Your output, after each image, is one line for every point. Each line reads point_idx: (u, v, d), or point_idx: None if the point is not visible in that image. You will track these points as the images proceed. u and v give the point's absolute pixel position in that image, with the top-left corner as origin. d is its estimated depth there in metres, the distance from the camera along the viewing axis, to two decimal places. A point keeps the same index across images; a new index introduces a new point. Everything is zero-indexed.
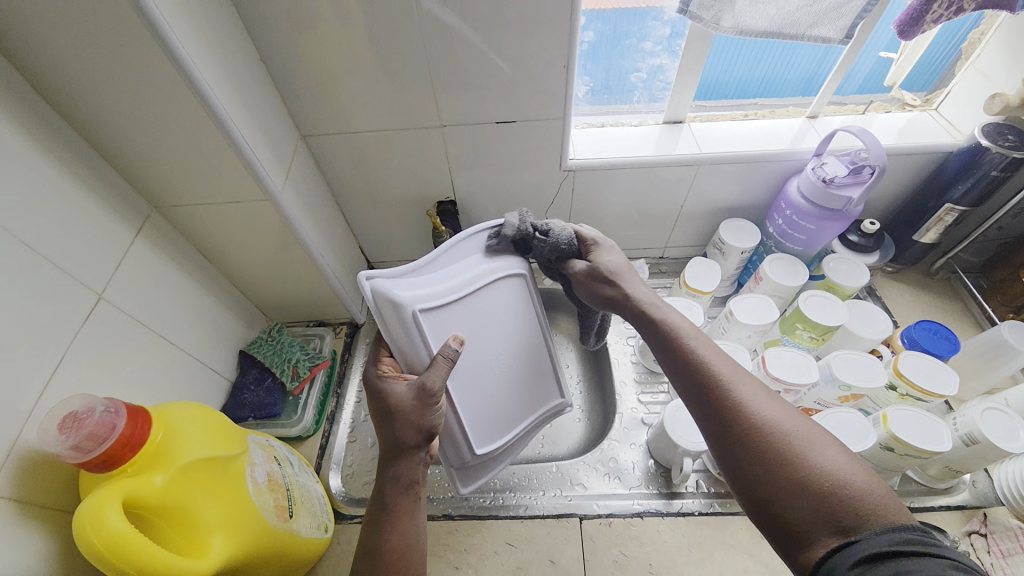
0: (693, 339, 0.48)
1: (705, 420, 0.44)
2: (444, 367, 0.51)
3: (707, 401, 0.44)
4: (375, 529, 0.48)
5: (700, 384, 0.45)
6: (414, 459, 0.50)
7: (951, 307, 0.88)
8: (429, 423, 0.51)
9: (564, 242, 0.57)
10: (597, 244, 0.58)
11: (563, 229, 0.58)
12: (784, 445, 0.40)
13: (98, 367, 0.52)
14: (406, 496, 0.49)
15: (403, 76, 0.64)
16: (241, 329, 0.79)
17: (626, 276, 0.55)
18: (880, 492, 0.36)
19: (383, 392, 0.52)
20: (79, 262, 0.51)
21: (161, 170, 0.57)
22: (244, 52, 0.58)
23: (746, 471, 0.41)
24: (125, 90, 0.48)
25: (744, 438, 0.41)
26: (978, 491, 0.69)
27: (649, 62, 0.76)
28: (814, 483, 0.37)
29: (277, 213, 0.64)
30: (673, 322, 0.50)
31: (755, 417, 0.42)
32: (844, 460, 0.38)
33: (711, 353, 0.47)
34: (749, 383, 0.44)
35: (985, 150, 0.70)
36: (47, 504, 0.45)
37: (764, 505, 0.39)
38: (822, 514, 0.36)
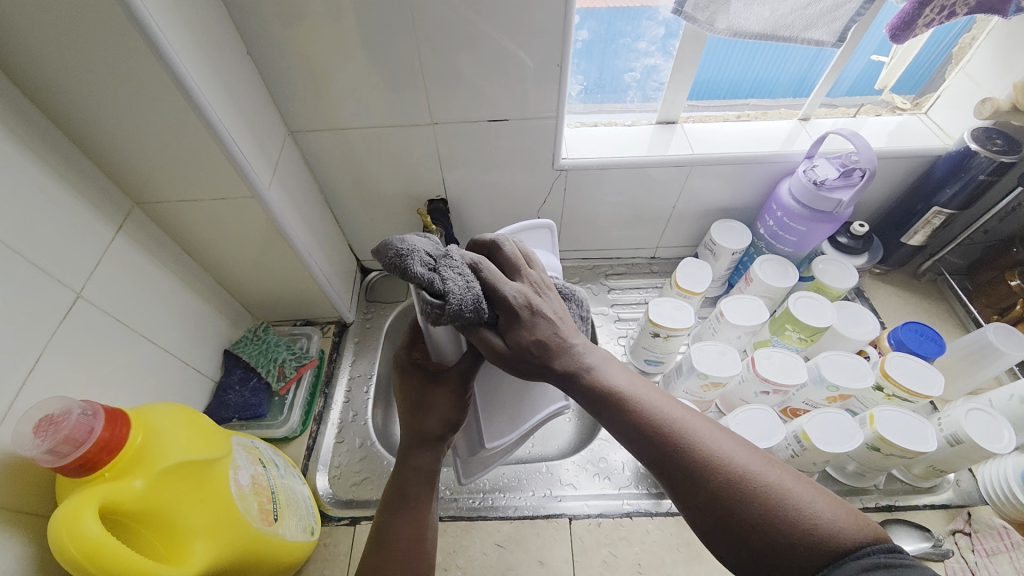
0: (631, 393, 0.43)
1: (662, 478, 0.40)
2: (480, 363, 0.50)
3: (660, 458, 0.40)
4: (391, 517, 0.49)
5: (649, 442, 0.41)
6: (435, 450, 0.51)
7: (936, 309, 0.89)
8: (457, 417, 0.50)
9: (461, 302, 0.38)
10: (518, 311, 0.42)
11: (465, 284, 0.38)
12: (750, 492, 0.37)
13: (75, 368, 0.51)
14: (424, 489, 0.51)
15: (395, 72, 0.63)
16: (226, 327, 0.77)
17: (552, 343, 0.43)
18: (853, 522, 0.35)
19: (416, 380, 0.51)
20: (56, 259, 0.49)
21: (142, 165, 0.55)
22: (230, 45, 0.57)
23: (710, 523, 0.38)
24: (105, 83, 0.47)
25: (707, 494, 0.38)
26: (962, 490, 0.70)
27: (643, 62, 0.75)
28: (790, 528, 0.35)
29: (264, 210, 0.62)
30: (608, 377, 0.44)
31: (712, 470, 0.38)
32: (813, 496, 0.36)
33: (653, 404, 0.42)
34: (699, 430, 0.40)
35: (974, 154, 0.70)
36: (20, 509, 0.44)
37: (739, 554, 0.37)
38: (802, 560, 0.34)
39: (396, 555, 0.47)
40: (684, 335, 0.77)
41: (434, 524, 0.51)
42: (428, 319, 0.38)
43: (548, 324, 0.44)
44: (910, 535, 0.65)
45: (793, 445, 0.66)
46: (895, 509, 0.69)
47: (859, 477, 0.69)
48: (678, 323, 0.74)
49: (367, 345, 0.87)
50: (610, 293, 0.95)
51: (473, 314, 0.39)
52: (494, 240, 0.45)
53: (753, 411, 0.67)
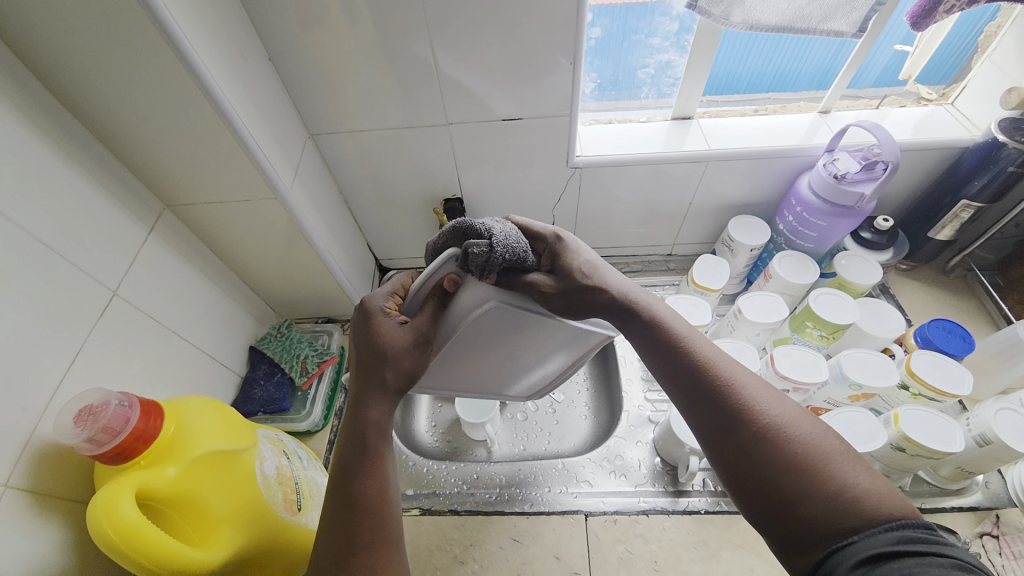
0: (689, 338, 0.47)
1: (707, 422, 0.44)
2: (436, 310, 0.46)
3: (710, 403, 0.43)
4: (352, 471, 0.45)
5: (696, 383, 0.45)
6: (388, 401, 0.47)
7: (966, 305, 0.87)
8: (415, 368, 0.47)
9: (479, 246, 0.41)
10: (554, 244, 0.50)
11: (499, 232, 0.43)
12: (790, 446, 0.39)
13: (112, 362, 0.53)
14: (378, 449, 0.46)
15: (412, 75, 0.65)
16: (251, 325, 0.80)
17: (586, 271, 0.49)
18: (879, 490, 0.36)
19: (376, 335, 0.46)
20: (93, 260, 0.52)
21: (171, 168, 0.57)
22: (253, 51, 0.59)
23: (745, 469, 0.40)
24: (139, 93, 0.49)
25: (749, 441, 0.41)
26: (991, 493, 0.67)
27: (657, 58, 0.75)
28: (816, 483, 0.37)
29: (286, 210, 0.64)
30: (669, 321, 0.49)
31: (758, 418, 0.41)
32: (847, 463, 0.38)
33: (711, 352, 0.46)
34: (750, 382, 0.44)
35: (1002, 145, 0.68)
36: (62, 495, 0.47)
37: (765, 505, 0.39)
38: (824, 518, 0.36)
39: (366, 499, 0.44)
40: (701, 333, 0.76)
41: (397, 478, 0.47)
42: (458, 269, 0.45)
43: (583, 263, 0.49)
44: None
45: None
46: (921, 512, 0.67)
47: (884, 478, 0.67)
48: (695, 321, 0.73)
49: None
50: None
51: (509, 258, 0.43)
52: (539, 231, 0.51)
53: None
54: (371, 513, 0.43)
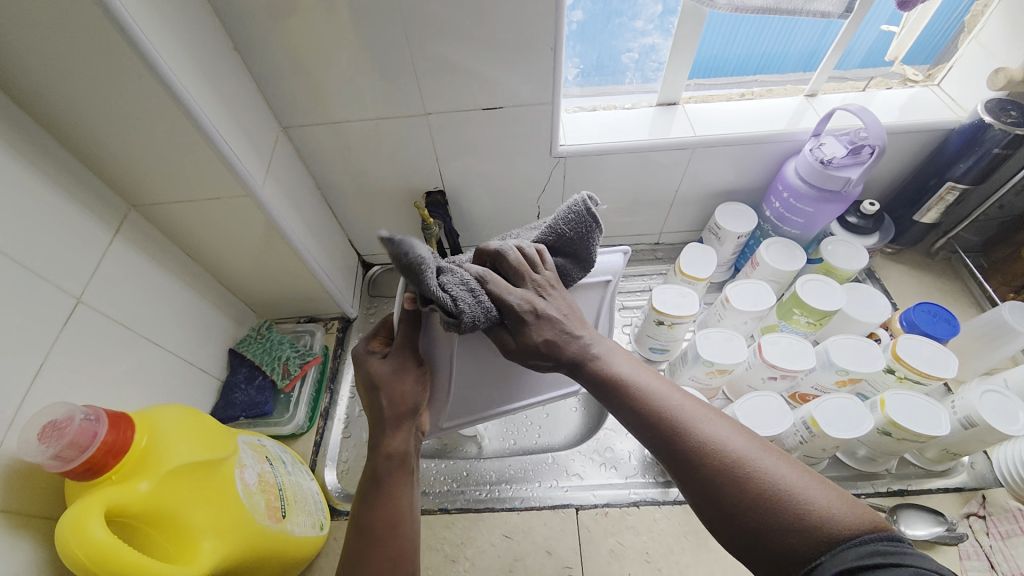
0: (629, 373, 0.43)
1: (659, 461, 0.41)
2: (408, 330, 0.47)
3: (657, 442, 0.40)
4: (367, 506, 0.47)
5: (641, 427, 0.41)
6: (405, 431, 0.48)
7: (950, 287, 0.87)
8: (410, 391, 0.48)
9: (469, 315, 0.39)
10: (524, 316, 0.42)
11: (473, 300, 0.39)
12: (742, 478, 0.36)
13: (80, 373, 0.51)
14: (396, 472, 0.47)
15: (388, 64, 0.62)
16: (230, 327, 0.78)
17: (562, 340, 0.43)
18: (840, 509, 0.34)
19: (367, 374, 0.48)
20: (55, 267, 0.49)
21: (135, 168, 0.55)
22: (216, 41, 0.56)
23: (706, 508, 0.38)
24: (93, 88, 0.46)
25: (700, 479, 0.38)
26: (977, 473, 0.68)
27: (641, 42, 0.73)
28: (773, 513, 0.35)
29: (260, 209, 0.62)
30: (608, 359, 0.44)
31: (705, 455, 0.38)
32: (805, 484, 0.35)
33: (651, 386, 0.43)
34: (695, 412, 0.40)
35: (987, 127, 0.68)
36: (32, 513, 0.45)
37: (733, 540, 0.36)
38: (786, 548, 0.34)
39: (386, 522, 0.46)
40: (689, 322, 0.75)
41: (416, 504, 0.48)
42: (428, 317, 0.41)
43: (553, 336, 0.43)
44: (924, 519, 0.64)
45: (802, 432, 0.64)
46: (907, 494, 0.68)
47: (870, 461, 0.69)
48: (683, 311, 0.72)
49: None
50: None
51: (484, 323, 0.40)
52: (499, 249, 0.43)
53: (761, 397, 0.66)
54: (382, 544, 0.45)
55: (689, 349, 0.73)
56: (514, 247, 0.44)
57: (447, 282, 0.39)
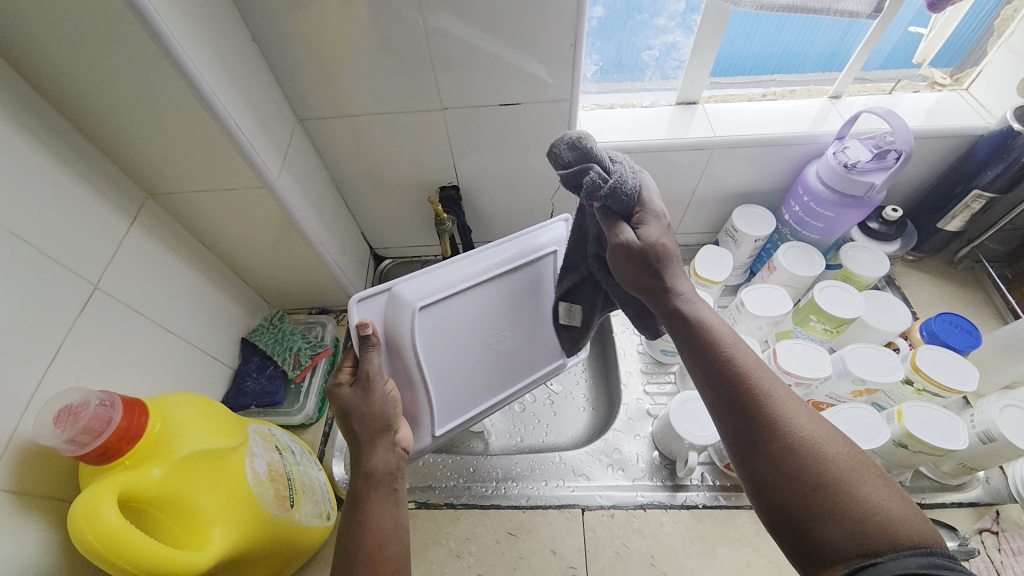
0: (730, 342, 0.45)
1: (738, 432, 0.42)
2: (372, 353, 0.52)
3: (742, 415, 0.41)
4: (350, 528, 0.45)
5: (731, 395, 0.42)
6: (382, 448, 0.50)
7: (973, 297, 0.85)
8: (381, 410, 0.50)
9: (626, 182, 0.46)
10: (657, 215, 0.48)
11: (631, 176, 0.47)
12: (822, 468, 0.37)
13: (94, 359, 0.52)
14: (379, 486, 0.48)
15: (405, 57, 0.62)
16: (242, 316, 0.78)
17: (669, 255, 0.47)
18: (914, 518, 0.35)
19: (341, 403, 0.51)
20: (73, 253, 0.50)
21: (153, 157, 0.55)
22: (234, 31, 0.56)
23: (772, 487, 0.39)
24: (114, 76, 0.46)
25: (783, 454, 0.39)
26: (991, 488, 0.67)
27: (662, 39, 0.72)
28: (847, 503, 0.36)
29: (274, 200, 0.62)
30: (710, 321, 0.46)
31: (789, 437, 0.39)
32: (878, 487, 0.37)
33: (747, 361, 0.43)
34: (788, 393, 0.42)
35: (1017, 134, 0.66)
36: (46, 495, 0.46)
37: (789, 522, 0.38)
38: (851, 537, 0.35)
39: (378, 537, 0.45)
40: None
41: (402, 518, 0.47)
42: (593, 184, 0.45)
43: (670, 246, 0.47)
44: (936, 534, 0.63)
45: None
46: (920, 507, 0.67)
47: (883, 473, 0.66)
48: None
49: None
50: None
51: (627, 201, 0.46)
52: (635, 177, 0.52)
53: None
54: (375, 559, 0.44)
55: None
56: None
57: (618, 159, 0.47)
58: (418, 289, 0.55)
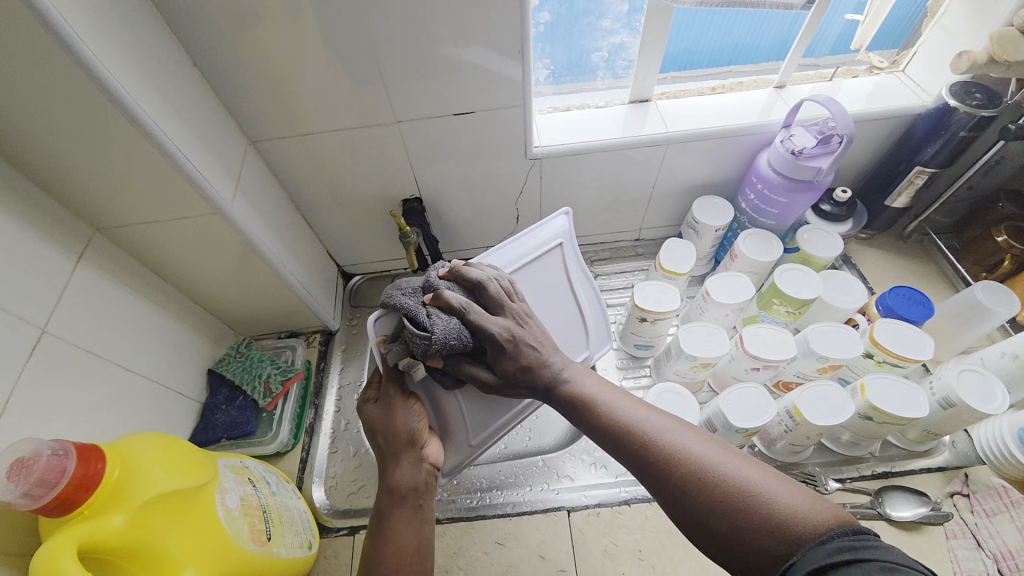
0: (602, 398, 0.49)
1: (642, 479, 0.44)
2: (393, 371, 0.53)
3: (637, 459, 0.44)
4: (374, 548, 0.48)
5: (621, 447, 0.45)
6: (408, 465, 0.52)
7: (924, 269, 0.89)
8: (405, 425, 0.53)
9: (445, 337, 0.47)
10: (502, 345, 0.49)
11: (447, 324, 0.47)
12: (715, 485, 0.39)
13: (47, 406, 0.49)
14: (404, 503, 0.50)
15: (354, 73, 0.61)
16: (208, 347, 0.76)
17: (534, 365, 0.50)
18: (807, 502, 0.36)
19: (367, 421, 0.54)
20: (16, 298, 0.48)
21: (96, 191, 0.53)
22: (174, 57, 0.54)
23: (687, 518, 0.40)
24: (46, 114, 0.45)
25: (680, 486, 0.41)
26: (958, 451, 0.70)
27: (610, 40, 0.74)
28: (750, 514, 0.37)
29: (230, 227, 0.61)
30: (584, 386, 0.50)
31: (677, 466, 0.41)
32: (770, 481, 0.38)
33: (623, 408, 0.47)
34: (667, 425, 0.45)
35: (953, 111, 0.69)
36: (7, 551, 0.43)
37: (717, 547, 0.39)
38: (758, 551, 0.36)
39: (401, 555, 0.47)
40: (671, 317, 0.75)
41: (428, 532, 0.50)
42: (419, 351, 0.47)
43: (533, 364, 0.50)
44: (908, 501, 0.66)
45: (785, 420, 0.66)
46: (891, 476, 0.70)
47: (853, 446, 0.70)
48: (664, 307, 0.73)
49: (354, 352, 0.86)
50: (596, 280, 0.95)
51: (459, 344, 0.48)
52: (477, 281, 0.51)
53: (743, 387, 0.66)
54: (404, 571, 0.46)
55: (673, 344, 0.73)
56: (492, 279, 0.52)
57: (431, 312, 0.48)
58: None
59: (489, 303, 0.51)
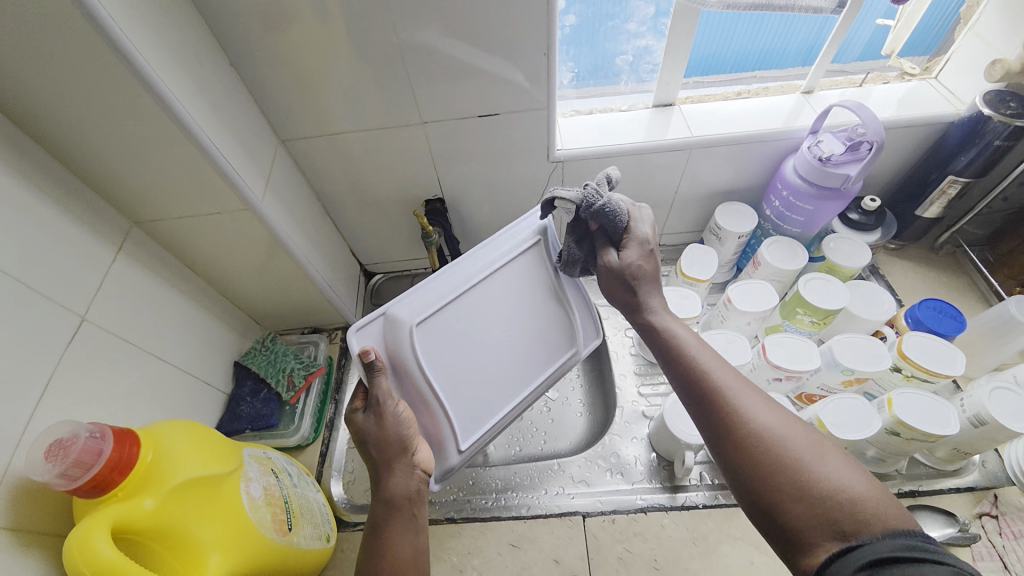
0: (693, 347, 0.48)
1: (711, 433, 0.44)
2: (377, 378, 0.51)
3: (712, 413, 0.44)
4: (369, 553, 0.47)
5: (700, 396, 0.45)
6: (403, 473, 0.51)
7: (956, 282, 0.86)
8: (395, 433, 0.51)
9: (612, 204, 0.52)
10: (644, 239, 0.53)
11: (616, 200, 0.53)
12: (791, 457, 0.39)
13: (83, 391, 0.51)
14: (400, 511, 0.49)
15: (382, 75, 0.63)
16: (234, 339, 0.78)
17: (651, 276, 0.53)
18: (882, 499, 0.36)
19: (356, 431, 0.52)
20: (60, 286, 0.50)
21: (137, 187, 0.55)
22: (212, 57, 0.57)
23: (749, 480, 0.40)
24: (93, 110, 0.47)
25: (753, 449, 0.40)
26: (988, 472, 0.67)
27: (634, 43, 0.74)
28: (821, 493, 0.37)
29: (260, 223, 0.62)
30: (674, 330, 0.50)
31: (754, 428, 0.41)
32: (847, 468, 0.38)
33: (710, 361, 0.47)
34: (750, 391, 0.44)
35: (987, 120, 0.67)
36: (43, 530, 0.45)
37: (771, 515, 0.39)
38: (823, 524, 0.36)
39: (396, 563, 0.46)
40: (692, 324, 0.75)
41: (423, 538, 0.49)
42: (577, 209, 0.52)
43: (653, 269, 0.54)
44: (935, 521, 0.64)
45: None
46: (918, 495, 0.67)
47: (878, 462, 0.68)
48: (685, 313, 0.72)
49: None
50: None
51: (620, 222, 0.53)
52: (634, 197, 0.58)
53: None
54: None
55: None
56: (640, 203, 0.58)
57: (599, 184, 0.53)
58: (410, 308, 0.55)
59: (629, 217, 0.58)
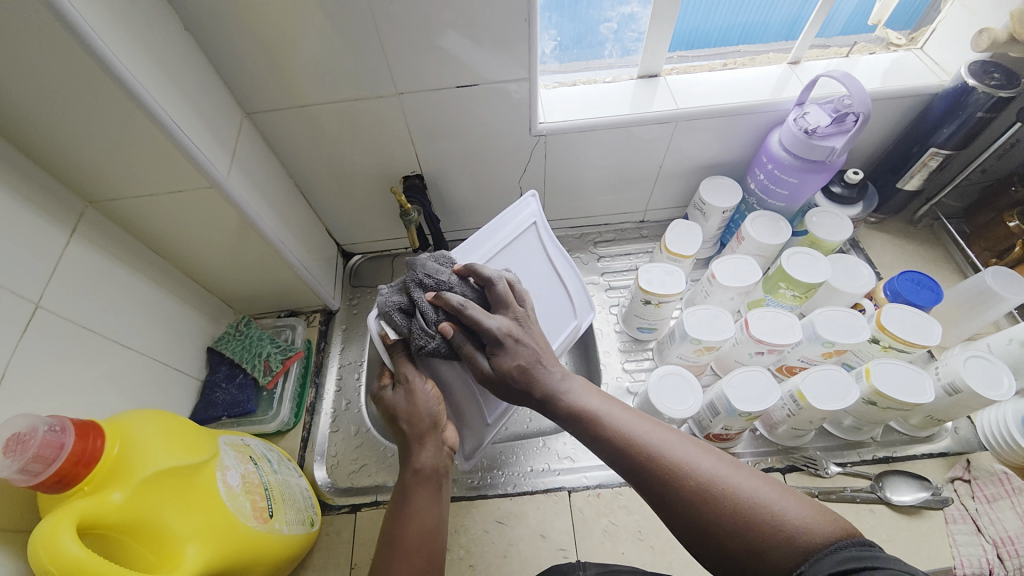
0: (604, 411, 0.48)
1: (643, 489, 0.43)
2: (405, 357, 0.53)
3: (638, 472, 0.43)
4: (395, 521, 0.50)
5: (625, 461, 0.44)
6: (432, 447, 0.53)
7: (934, 255, 0.87)
8: (425, 409, 0.52)
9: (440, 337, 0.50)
10: (499, 339, 0.50)
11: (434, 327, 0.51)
12: (722, 499, 0.39)
13: (43, 380, 0.49)
14: (426, 485, 0.51)
15: (354, 43, 0.59)
16: (206, 324, 0.75)
17: (527, 368, 0.50)
18: (821, 520, 0.37)
19: (386, 407, 0.53)
20: (9, 272, 0.46)
21: (86, 164, 0.51)
22: (165, 23, 0.52)
23: (690, 528, 0.40)
24: (30, 78, 0.43)
25: (683, 496, 0.40)
26: (961, 438, 0.70)
27: (619, 10, 0.71)
28: (761, 528, 0.37)
29: (226, 202, 0.59)
30: (581, 399, 0.49)
31: (680, 475, 0.41)
32: (780, 495, 0.39)
33: (625, 421, 0.47)
34: (672, 441, 0.44)
35: (971, 90, 0.67)
36: (2, 526, 0.43)
37: (719, 556, 0.39)
38: (770, 561, 0.36)
39: (420, 534, 0.48)
40: (676, 300, 0.74)
41: (441, 512, 0.51)
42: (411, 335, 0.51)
43: (526, 364, 0.50)
44: (909, 486, 0.66)
45: (789, 404, 0.65)
46: (891, 461, 0.70)
47: (856, 430, 0.69)
48: (668, 289, 0.71)
49: (355, 332, 0.86)
50: (599, 261, 0.93)
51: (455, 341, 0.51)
52: (487, 277, 0.53)
53: (747, 371, 0.66)
54: (420, 553, 0.47)
55: (677, 327, 0.72)
56: (502, 277, 0.54)
57: (420, 306, 0.51)
58: None
59: (496, 301, 0.53)
